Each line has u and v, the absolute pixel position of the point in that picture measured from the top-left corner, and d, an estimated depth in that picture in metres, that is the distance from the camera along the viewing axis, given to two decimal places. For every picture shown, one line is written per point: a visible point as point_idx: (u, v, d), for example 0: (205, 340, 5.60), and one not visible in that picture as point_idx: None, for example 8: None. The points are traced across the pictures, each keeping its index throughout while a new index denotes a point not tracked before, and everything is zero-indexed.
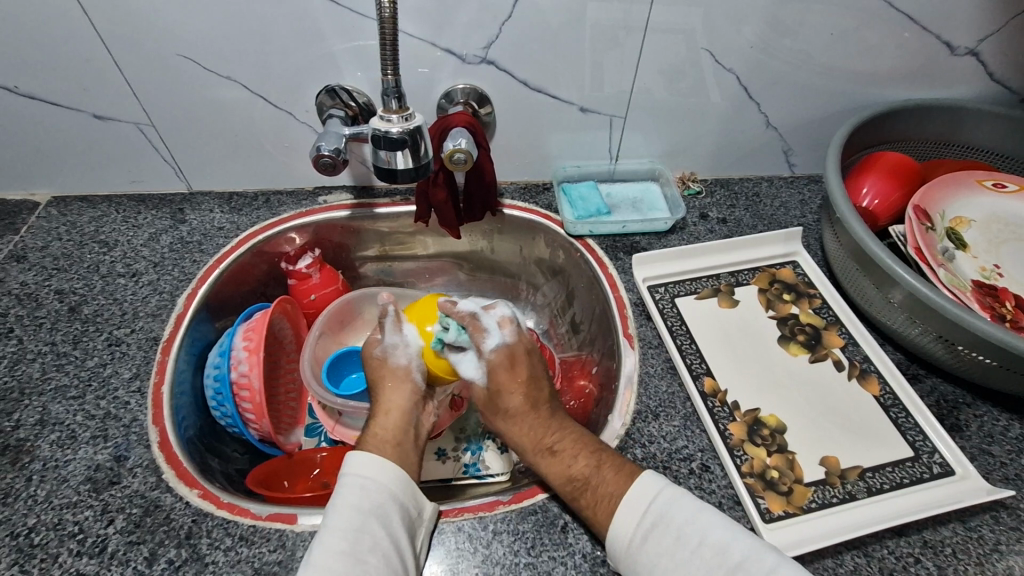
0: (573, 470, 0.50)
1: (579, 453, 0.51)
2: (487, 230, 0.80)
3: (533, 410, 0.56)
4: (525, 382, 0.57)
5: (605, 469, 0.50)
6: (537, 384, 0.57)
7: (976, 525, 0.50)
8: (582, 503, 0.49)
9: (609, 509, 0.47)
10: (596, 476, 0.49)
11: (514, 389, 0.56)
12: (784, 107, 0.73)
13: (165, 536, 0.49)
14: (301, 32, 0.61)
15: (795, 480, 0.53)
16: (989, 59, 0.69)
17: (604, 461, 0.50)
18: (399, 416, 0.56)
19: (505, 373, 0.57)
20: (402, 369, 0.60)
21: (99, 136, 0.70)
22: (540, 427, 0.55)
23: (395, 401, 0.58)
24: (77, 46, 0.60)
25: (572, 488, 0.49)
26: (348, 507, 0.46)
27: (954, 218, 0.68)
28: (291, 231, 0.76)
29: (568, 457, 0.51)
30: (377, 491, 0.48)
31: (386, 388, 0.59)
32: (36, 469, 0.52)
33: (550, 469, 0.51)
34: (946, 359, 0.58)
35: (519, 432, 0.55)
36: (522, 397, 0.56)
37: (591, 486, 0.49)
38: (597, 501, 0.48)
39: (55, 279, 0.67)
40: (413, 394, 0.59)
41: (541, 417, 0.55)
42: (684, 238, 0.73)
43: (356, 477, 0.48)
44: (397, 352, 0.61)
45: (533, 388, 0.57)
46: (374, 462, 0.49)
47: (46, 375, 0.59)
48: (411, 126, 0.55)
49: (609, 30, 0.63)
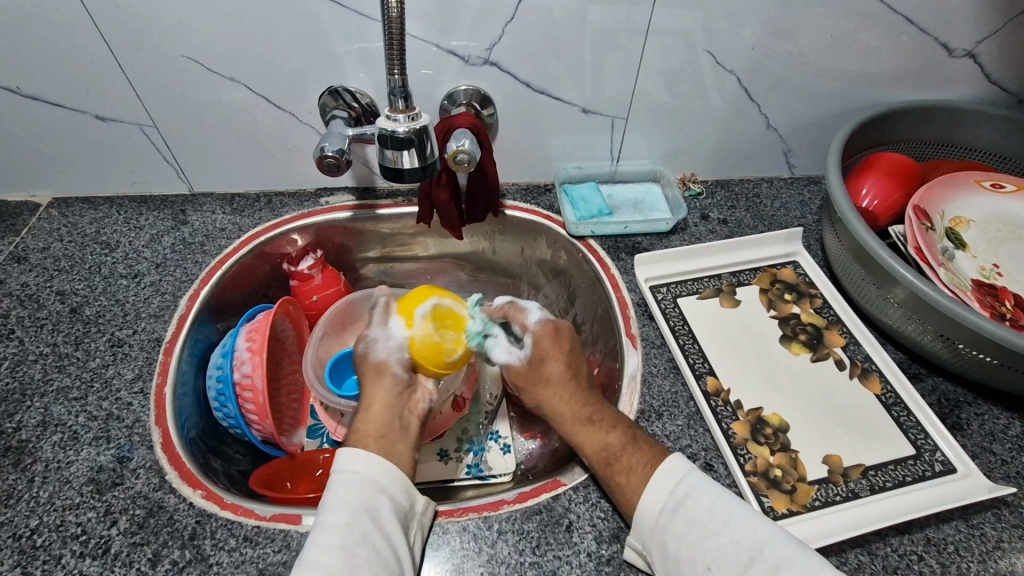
0: (608, 439, 0.52)
1: (614, 424, 0.53)
2: (489, 231, 0.80)
3: (573, 381, 0.58)
4: (565, 355, 0.60)
5: (636, 444, 0.51)
6: (575, 355, 0.61)
7: (978, 523, 0.50)
8: (615, 471, 0.50)
9: (640, 481, 0.48)
10: (629, 447, 0.50)
11: (557, 360, 0.60)
12: (784, 109, 0.74)
13: (169, 537, 0.49)
14: (305, 33, 0.61)
15: (798, 478, 0.53)
16: (986, 61, 0.69)
17: (637, 437, 0.51)
18: (383, 410, 0.56)
19: (549, 344, 0.61)
20: (383, 361, 0.59)
21: (101, 137, 0.70)
22: (581, 398, 0.57)
23: (378, 394, 0.57)
24: (81, 48, 0.61)
25: (607, 457, 0.51)
26: (339, 503, 0.46)
27: (953, 218, 0.69)
28: (293, 232, 0.76)
29: (605, 426, 0.53)
30: (368, 486, 0.48)
31: (370, 383, 0.58)
32: (38, 471, 0.52)
33: (588, 439, 0.53)
34: (946, 358, 0.58)
35: (560, 402, 0.58)
36: (562, 365, 0.59)
37: (624, 457, 0.50)
38: (627, 472, 0.49)
39: (57, 280, 0.67)
40: (396, 387, 0.58)
41: (581, 386, 0.58)
42: (685, 239, 0.74)
43: (346, 473, 0.48)
44: (377, 345, 0.60)
45: (574, 360, 0.60)
46: (362, 457, 0.49)
47: (48, 376, 0.58)
48: (418, 126, 0.55)
49: (612, 32, 0.63)
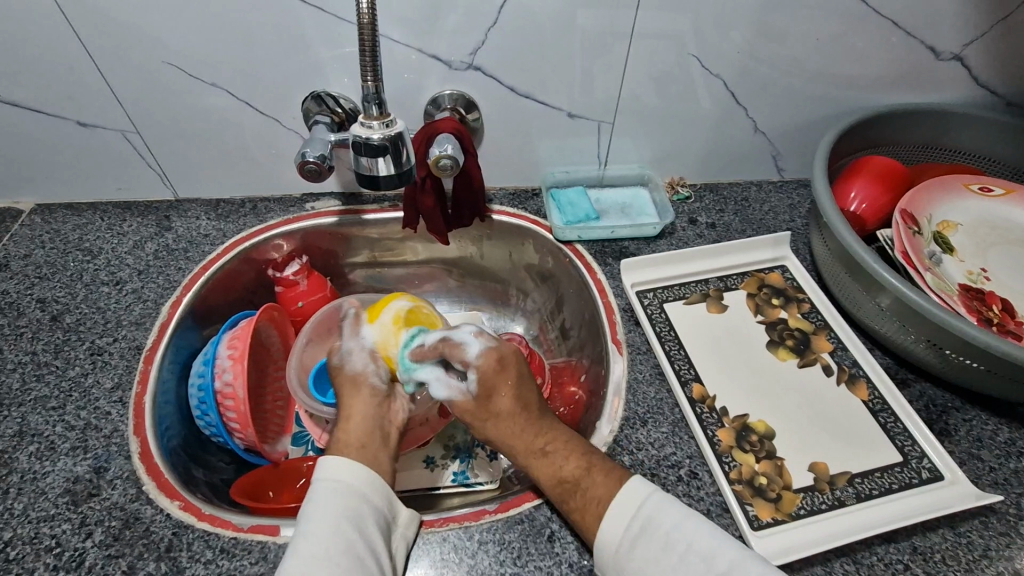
0: (563, 473, 0.50)
1: (569, 454, 0.51)
2: (476, 236, 0.80)
3: (525, 414, 0.53)
4: (513, 386, 0.54)
5: (594, 475, 0.49)
6: (524, 381, 0.55)
7: (965, 531, 0.50)
8: (571, 506, 0.49)
9: (596, 515, 0.47)
10: (585, 479, 0.49)
11: (502, 392, 0.54)
12: (771, 114, 0.74)
13: (145, 549, 0.48)
14: (285, 39, 0.60)
15: (784, 486, 0.52)
16: (973, 64, 0.69)
17: (594, 464, 0.50)
18: (362, 421, 0.55)
19: (495, 374, 0.54)
20: (360, 373, 0.58)
21: (83, 143, 0.69)
22: (532, 428, 0.53)
23: (356, 407, 0.56)
24: (60, 54, 0.60)
25: (562, 491, 0.49)
26: (322, 513, 0.45)
27: (941, 222, 0.68)
28: (278, 238, 0.75)
29: (559, 459, 0.51)
30: (352, 495, 0.47)
31: (345, 395, 0.57)
32: (13, 482, 0.51)
33: (540, 470, 0.51)
34: (934, 363, 0.58)
35: (509, 435, 0.53)
36: (511, 400, 0.54)
37: (580, 490, 0.49)
38: (583, 507, 0.48)
39: (38, 288, 0.66)
40: (371, 397, 0.57)
41: (529, 420, 0.53)
42: (672, 243, 0.74)
43: (330, 481, 0.48)
44: (352, 355, 0.60)
45: (521, 391, 0.54)
46: (347, 466, 0.49)
47: (26, 386, 0.58)
48: (391, 133, 0.55)
49: (595, 35, 0.63)
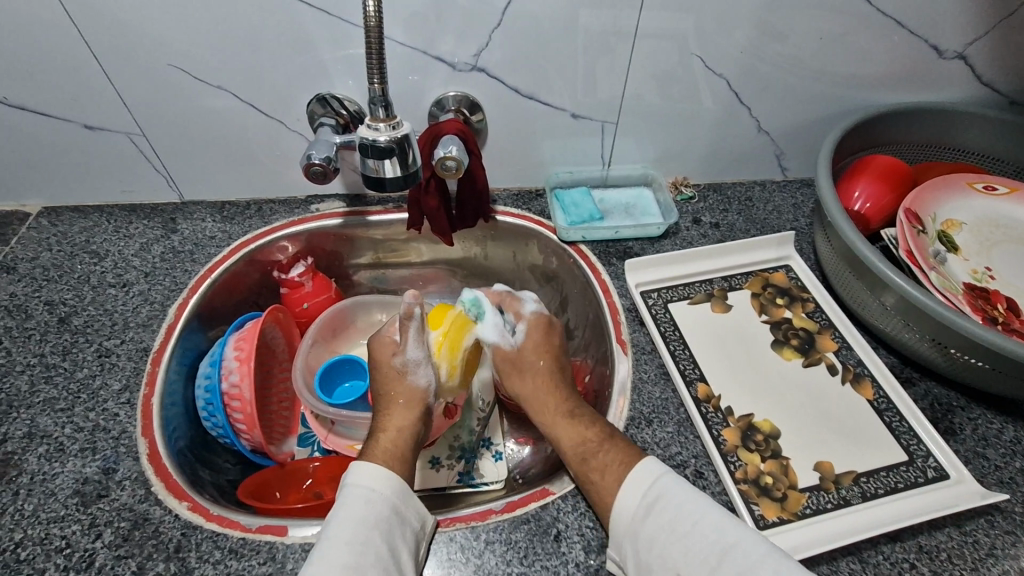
0: (586, 438, 0.53)
1: (590, 425, 0.54)
2: (480, 237, 0.80)
3: (557, 374, 0.61)
4: (550, 353, 0.62)
5: (612, 442, 0.52)
6: (557, 352, 0.63)
7: (972, 530, 0.50)
8: (591, 468, 0.51)
9: (615, 480, 0.49)
10: (605, 447, 0.51)
11: (540, 358, 0.62)
12: (775, 113, 0.74)
13: (154, 549, 0.48)
14: (290, 41, 0.61)
15: (789, 485, 0.52)
16: (977, 63, 0.69)
17: (614, 435, 0.53)
18: (403, 435, 0.56)
19: (538, 340, 0.63)
20: (419, 391, 0.59)
21: (90, 146, 0.69)
22: (560, 397, 0.59)
23: (400, 418, 0.57)
24: (66, 58, 0.60)
25: (584, 451, 0.52)
26: (351, 519, 0.46)
27: (946, 220, 0.68)
28: (283, 239, 0.75)
29: (583, 425, 0.55)
30: (380, 502, 0.48)
31: (395, 403, 0.58)
32: (23, 483, 0.51)
33: (565, 433, 0.55)
34: (939, 362, 0.58)
35: (542, 397, 0.59)
36: (548, 360, 0.62)
37: (600, 455, 0.51)
38: (603, 470, 0.50)
39: (45, 290, 0.67)
40: (415, 410, 0.58)
41: (557, 389, 0.59)
42: (677, 243, 0.74)
43: (361, 488, 0.48)
44: (417, 369, 0.60)
45: (557, 356, 0.62)
46: (380, 475, 0.49)
47: (35, 388, 0.58)
48: (398, 135, 0.55)
49: (599, 36, 0.63)
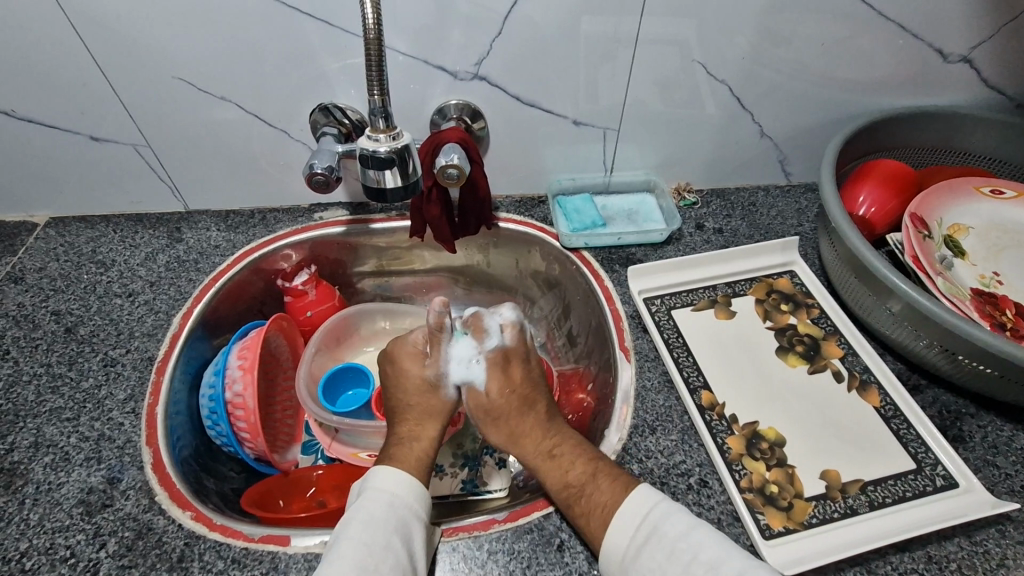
0: (570, 478, 0.51)
1: (574, 461, 0.52)
2: (483, 244, 0.80)
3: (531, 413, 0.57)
4: (517, 388, 0.58)
5: (602, 476, 0.50)
6: (529, 381, 0.59)
7: (982, 539, 0.49)
8: (578, 512, 0.49)
9: (603, 521, 0.47)
10: (590, 484, 0.50)
11: (501, 401, 0.58)
12: (778, 118, 0.73)
13: (157, 559, 0.48)
14: (293, 53, 0.61)
15: (795, 495, 0.52)
16: (983, 66, 0.69)
17: (599, 472, 0.50)
18: (428, 442, 0.55)
19: (509, 367, 0.59)
20: (448, 404, 0.59)
21: (97, 158, 0.70)
22: (542, 431, 0.56)
23: (429, 428, 0.57)
24: (73, 71, 0.61)
25: (568, 495, 0.50)
26: (372, 522, 0.46)
27: (952, 225, 0.68)
28: (287, 248, 0.76)
29: (565, 465, 0.52)
30: (402, 506, 0.48)
31: (419, 414, 0.58)
32: (29, 493, 0.52)
33: (550, 475, 0.52)
34: (947, 369, 0.57)
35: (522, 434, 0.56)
36: (513, 399, 0.58)
37: (585, 496, 0.49)
38: (591, 511, 0.48)
39: (52, 300, 0.67)
40: (442, 423, 0.58)
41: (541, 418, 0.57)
42: (680, 249, 0.73)
43: (384, 491, 0.48)
44: (448, 382, 0.59)
45: (528, 392, 0.58)
46: (401, 479, 0.49)
47: (41, 398, 0.59)
48: (398, 145, 0.56)
49: (601, 43, 0.63)
